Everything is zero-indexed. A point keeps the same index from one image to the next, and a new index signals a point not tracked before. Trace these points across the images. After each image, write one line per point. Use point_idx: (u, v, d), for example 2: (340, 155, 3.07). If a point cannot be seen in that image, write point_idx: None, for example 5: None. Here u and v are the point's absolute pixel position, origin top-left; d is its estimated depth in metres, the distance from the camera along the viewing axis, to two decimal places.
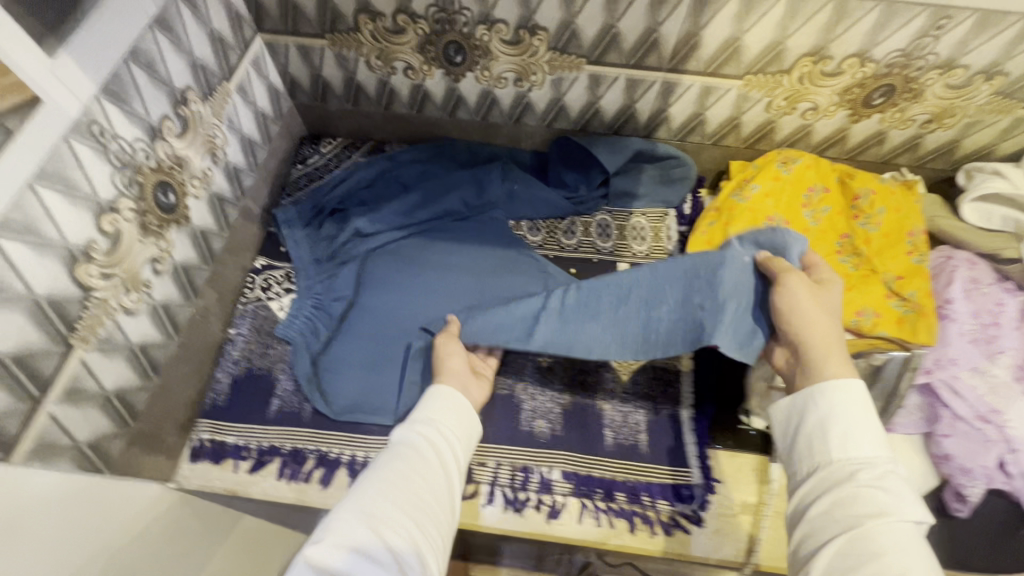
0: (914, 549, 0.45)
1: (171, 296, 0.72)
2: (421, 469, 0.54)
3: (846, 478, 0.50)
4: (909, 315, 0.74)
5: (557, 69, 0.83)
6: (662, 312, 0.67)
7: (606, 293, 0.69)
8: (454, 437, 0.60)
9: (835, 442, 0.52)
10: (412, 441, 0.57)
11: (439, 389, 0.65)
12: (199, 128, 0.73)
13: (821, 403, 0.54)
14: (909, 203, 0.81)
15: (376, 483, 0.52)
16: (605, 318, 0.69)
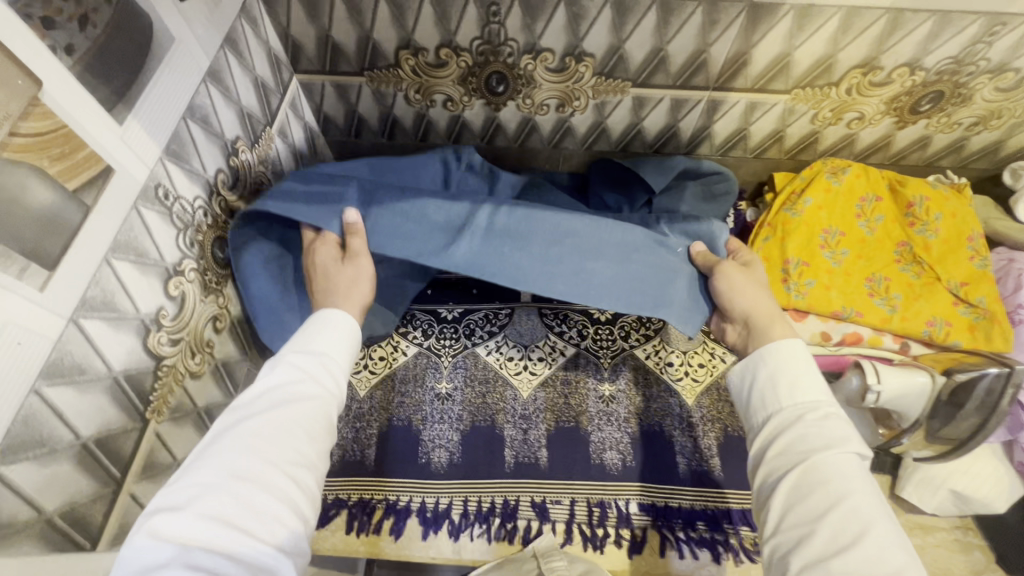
0: (859, 478, 0.46)
1: (230, 352, 0.69)
2: (294, 410, 0.47)
3: (796, 419, 0.51)
4: (980, 321, 0.73)
5: (601, 93, 0.82)
6: (598, 264, 0.65)
7: (541, 229, 0.65)
8: (338, 371, 0.53)
9: (784, 388, 0.53)
10: (287, 377, 0.49)
11: (327, 314, 0.56)
12: (248, 178, 0.71)
13: (768, 358, 0.55)
14: (965, 207, 0.80)
15: (239, 432, 0.44)
16: (540, 250, 0.65)
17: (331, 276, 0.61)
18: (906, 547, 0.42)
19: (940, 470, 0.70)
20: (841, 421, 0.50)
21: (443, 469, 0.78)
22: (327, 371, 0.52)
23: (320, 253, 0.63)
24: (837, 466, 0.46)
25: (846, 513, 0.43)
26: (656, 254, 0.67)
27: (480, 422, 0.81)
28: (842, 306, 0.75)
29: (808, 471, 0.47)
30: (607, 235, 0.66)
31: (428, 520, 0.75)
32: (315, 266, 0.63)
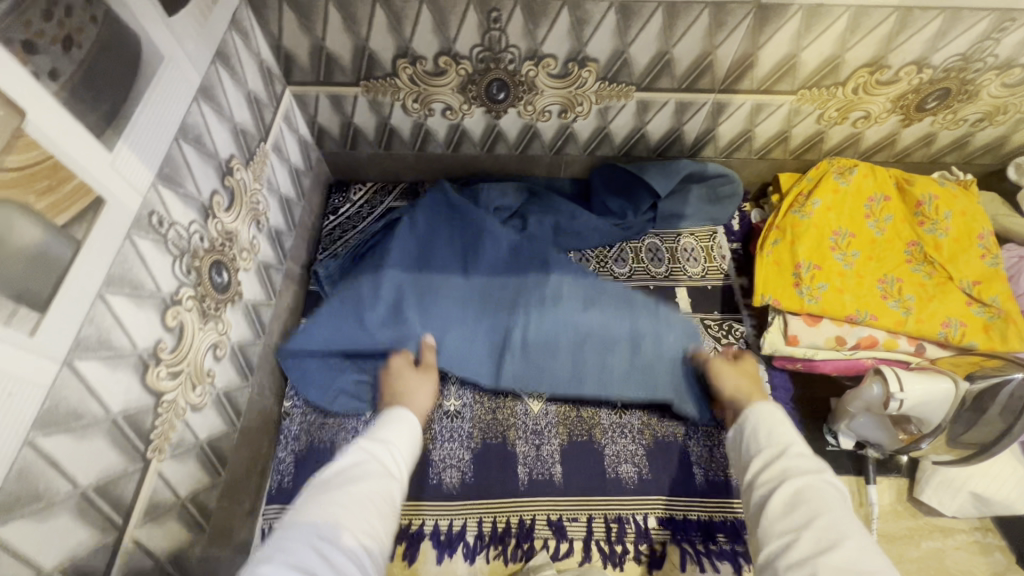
0: (841, 509, 0.44)
1: (232, 379, 0.67)
2: (368, 487, 0.49)
3: (776, 454, 0.51)
4: (994, 321, 0.73)
5: (605, 99, 0.80)
6: (613, 364, 0.80)
7: (566, 339, 0.79)
8: (402, 456, 0.56)
9: (761, 430, 0.54)
10: (360, 458, 0.52)
11: (393, 412, 0.61)
12: (244, 197, 0.68)
13: (751, 411, 0.56)
14: (973, 204, 0.80)
15: (323, 501, 0.47)
16: (567, 358, 0.79)
17: (403, 388, 0.71)
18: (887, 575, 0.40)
19: (959, 472, 0.70)
20: (817, 459, 0.50)
21: (455, 490, 0.76)
22: (395, 456, 0.55)
23: (395, 364, 0.74)
24: (816, 494, 0.45)
25: (830, 540, 0.41)
26: (655, 347, 0.80)
27: (491, 439, 0.79)
28: (856, 310, 0.74)
29: (788, 499, 0.46)
30: (613, 337, 0.80)
31: (442, 543, 0.73)
32: (391, 372, 0.74)
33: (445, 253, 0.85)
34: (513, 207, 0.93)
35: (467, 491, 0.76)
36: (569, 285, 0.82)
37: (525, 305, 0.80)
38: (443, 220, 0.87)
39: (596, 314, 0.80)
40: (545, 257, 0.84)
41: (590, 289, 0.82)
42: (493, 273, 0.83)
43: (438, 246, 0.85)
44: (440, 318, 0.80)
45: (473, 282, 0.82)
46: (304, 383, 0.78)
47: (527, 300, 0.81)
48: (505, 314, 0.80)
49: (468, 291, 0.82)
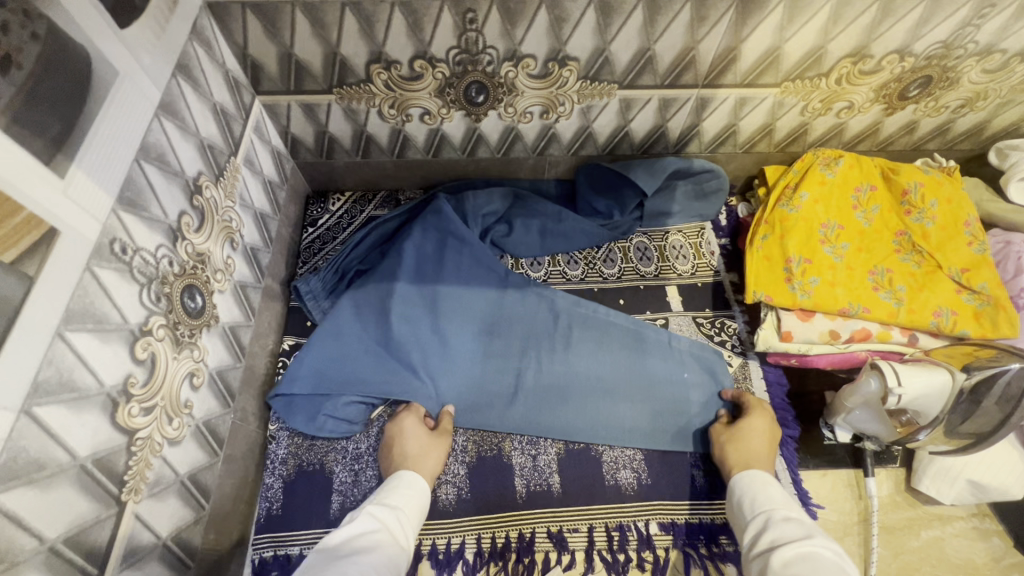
0: (832, 564, 0.51)
1: (212, 409, 0.63)
2: (375, 551, 0.56)
3: (764, 526, 0.59)
4: (985, 308, 0.73)
5: (587, 97, 0.78)
6: (625, 407, 0.80)
7: (574, 383, 0.82)
8: (409, 528, 0.63)
9: (748, 504, 0.63)
10: (371, 525, 0.60)
11: (399, 476, 0.68)
12: (215, 216, 0.65)
13: (739, 482, 0.67)
14: (958, 191, 0.79)
15: (335, 561, 0.53)
16: (579, 398, 0.81)
17: (414, 449, 0.72)
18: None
19: (956, 461, 0.70)
20: (802, 522, 0.58)
21: (451, 506, 0.74)
22: (401, 526, 0.62)
23: (405, 425, 0.74)
24: (805, 557, 0.52)
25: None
26: (669, 390, 0.81)
27: (487, 451, 0.77)
28: (848, 303, 0.73)
29: (783, 565, 0.52)
30: (624, 382, 0.82)
31: (439, 562, 0.71)
32: (398, 434, 0.73)
33: (449, 282, 0.86)
34: (500, 212, 0.92)
35: (465, 509, 0.73)
36: (580, 329, 0.85)
37: (536, 351, 0.84)
38: (444, 245, 0.88)
39: (602, 358, 0.83)
40: (553, 303, 0.87)
41: (600, 332, 0.85)
42: (500, 318, 0.86)
43: (444, 277, 0.86)
44: (449, 358, 0.82)
45: (480, 324, 0.85)
46: (291, 411, 0.76)
47: (538, 347, 0.84)
48: (514, 359, 0.83)
49: (476, 334, 0.84)
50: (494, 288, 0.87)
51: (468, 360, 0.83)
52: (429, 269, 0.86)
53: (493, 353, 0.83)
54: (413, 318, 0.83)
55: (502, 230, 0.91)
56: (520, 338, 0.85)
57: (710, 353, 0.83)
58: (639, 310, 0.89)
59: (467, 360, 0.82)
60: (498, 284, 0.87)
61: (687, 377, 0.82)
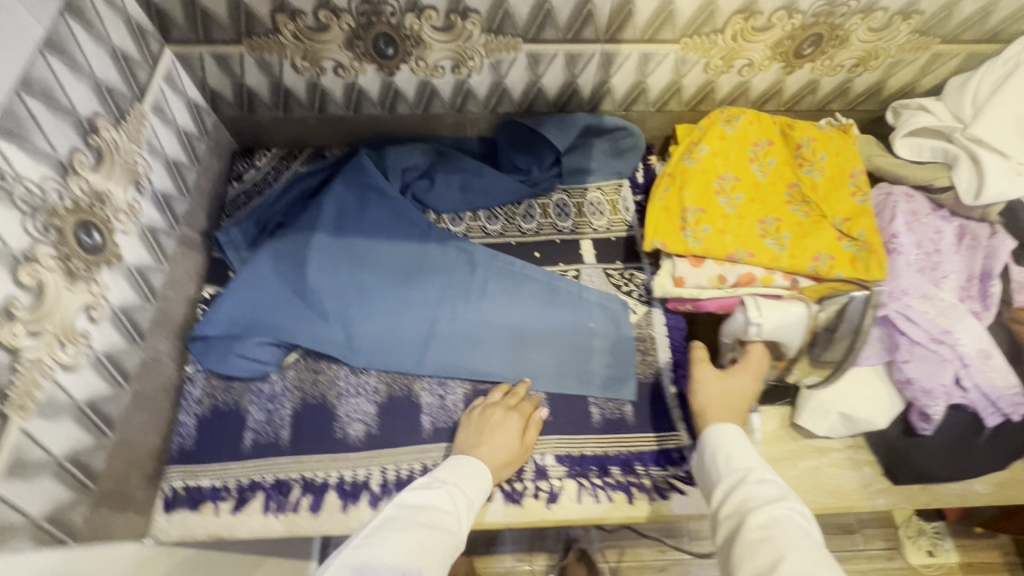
0: (802, 529, 0.53)
1: (115, 342, 0.66)
2: (443, 531, 0.59)
3: (738, 483, 0.60)
4: (860, 253, 0.77)
5: (494, 52, 0.81)
6: (532, 353, 0.85)
7: (486, 330, 0.86)
8: (473, 507, 0.65)
9: (722, 461, 0.63)
10: (442, 503, 0.63)
11: (477, 467, 0.69)
12: (117, 157, 0.66)
13: (712, 435, 0.66)
14: (847, 146, 0.84)
15: (411, 526, 0.58)
16: (490, 345, 0.85)
17: (501, 457, 0.72)
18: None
19: (830, 393, 0.76)
20: (776, 483, 0.59)
21: (359, 442, 0.78)
22: (467, 508, 0.64)
23: (510, 426, 0.74)
24: (777, 520, 0.53)
25: (795, 566, 0.49)
26: (574, 337, 0.86)
27: (397, 391, 0.81)
28: (735, 249, 0.78)
29: (758, 528, 0.54)
30: (536, 330, 0.86)
31: (347, 493, 0.75)
32: (500, 426, 0.74)
33: (368, 233, 0.89)
34: (422, 167, 0.95)
35: (371, 445, 0.77)
36: (496, 280, 0.89)
37: (452, 301, 0.88)
38: (363, 197, 0.91)
39: (515, 308, 0.88)
40: (472, 256, 0.91)
41: (514, 284, 0.89)
42: (420, 269, 0.89)
43: (364, 229, 0.89)
44: (366, 307, 0.85)
45: (400, 275, 0.88)
46: (207, 353, 0.79)
47: (454, 298, 0.88)
48: (431, 308, 0.87)
49: (395, 284, 0.87)
50: (416, 242, 0.91)
51: (385, 309, 0.86)
52: (348, 221, 0.89)
53: (410, 302, 0.87)
54: (331, 269, 0.86)
55: (424, 185, 0.94)
56: (437, 288, 0.88)
57: (614, 298, 0.88)
58: (554, 263, 0.93)
59: (382, 307, 0.86)
60: (419, 238, 0.91)
61: (593, 326, 0.87)
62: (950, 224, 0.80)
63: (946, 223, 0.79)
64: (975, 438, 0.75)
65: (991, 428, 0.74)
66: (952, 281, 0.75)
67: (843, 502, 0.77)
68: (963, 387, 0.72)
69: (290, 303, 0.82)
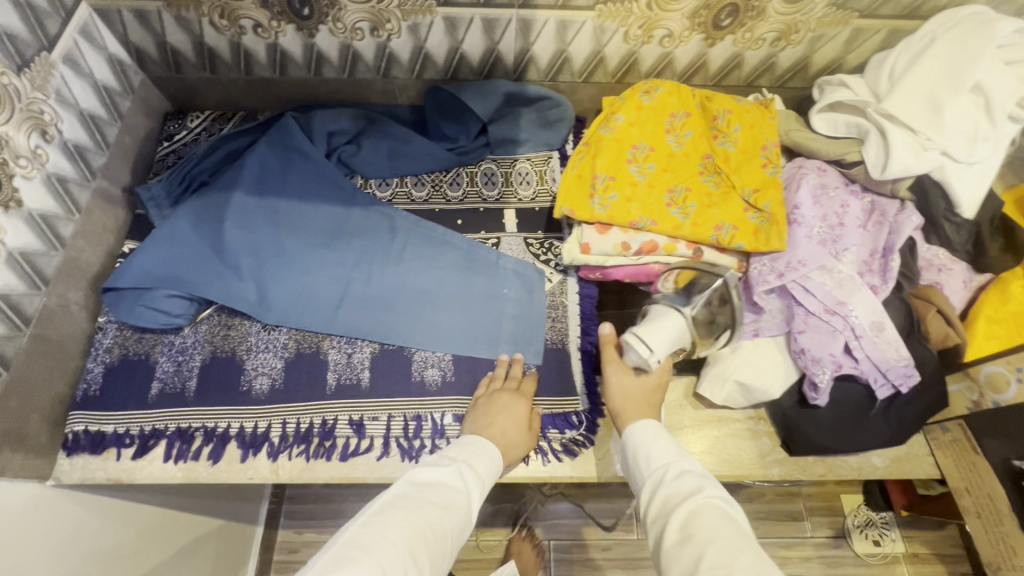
0: (724, 516, 0.53)
1: (13, 285, 0.68)
2: (451, 513, 0.57)
3: (659, 482, 0.60)
4: (764, 225, 0.77)
5: (410, 14, 0.81)
6: (444, 316, 0.85)
7: (400, 294, 0.87)
8: (484, 487, 0.64)
9: (644, 460, 0.63)
10: (454, 482, 0.60)
11: (484, 445, 0.67)
12: (17, 103, 0.68)
13: (630, 438, 0.66)
14: (763, 118, 0.84)
15: (422, 507, 0.56)
16: (402, 307, 0.86)
17: (508, 437, 0.71)
18: (765, 572, 0.48)
19: (727, 361, 0.77)
20: (698, 475, 0.59)
21: (264, 394, 0.79)
22: (479, 488, 0.62)
23: (518, 408, 0.74)
24: (695, 515, 0.54)
25: (714, 560, 0.50)
26: (489, 303, 0.87)
27: (305, 348, 0.82)
28: (639, 216, 0.78)
29: (679, 529, 0.54)
30: (450, 294, 0.87)
31: (247, 444, 0.77)
32: (507, 408, 0.73)
33: (289, 195, 0.90)
34: (349, 132, 0.96)
35: (274, 399, 0.79)
36: (414, 245, 0.90)
37: (370, 264, 0.89)
38: (287, 159, 0.92)
39: (432, 273, 0.89)
40: (393, 222, 0.91)
41: (433, 249, 0.90)
42: (341, 231, 0.90)
43: (286, 191, 0.90)
44: (282, 266, 0.86)
45: (319, 236, 0.89)
46: (117, 305, 0.81)
47: (371, 261, 0.89)
48: (348, 271, 0.88)
49: (313, 246, 0.88)
50: (339, 205, 0.91)
51: (301, 269, 0.87)
52: (270, 182, 0.90)
53: (326, 263, 0.88)
54: (249, 228, 0.87)
55: (351, 149, 0.95)
56: (355, 251, 0.89)
57: (530, 266, 0.89)
58: (475, 230, 0.93)
59: (297, 267, 0.87)
60: (342, 201, 0.92)
61: (508, 292, 0.87)
62: (858, 198, 0.79)
63: (854, 198, 0.79)
64: (870, 409, 0.75)
65: (883, 401, 0.75)
66: (852, 253, 0.76)
67: (739, 470, 0.78)
68: (854, 358, 0.73)
69: (203, 259, 0.83)
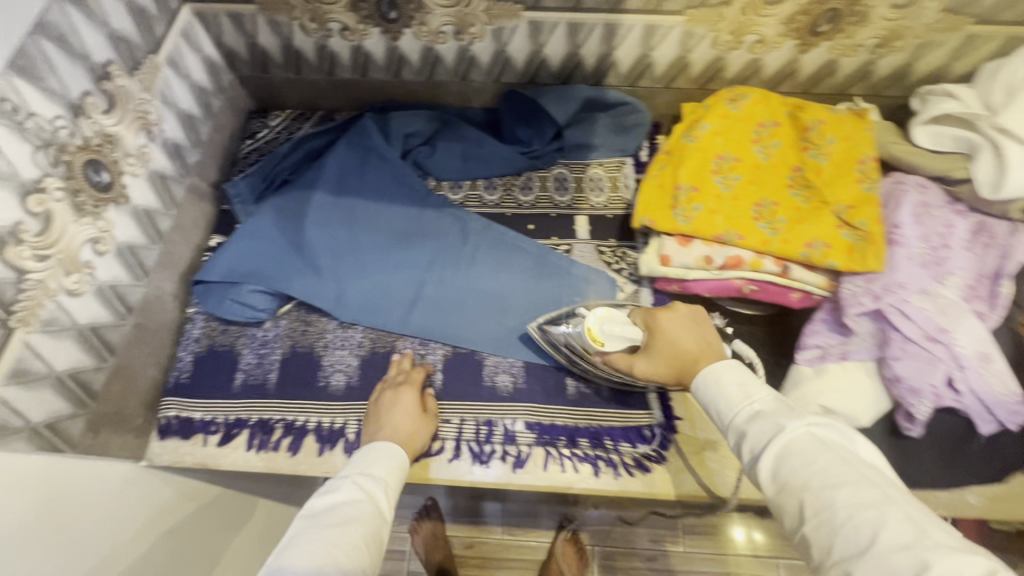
0: (814, 448, 0.50)
1: (119, 276, 0.72)
2: (359, 522, 0.55)
3: (738, 434, 0.55)
4: (859, 243, 0.73)
5: (496, 18, 0.81)
6: (514, 322, 0.85)
7: (471, 297, 0.87)
8: (391, 490, 0.62)
9: (718, 413, 0.59)
10: (353, 496, 0.58)
11: (382, 446, 0.66)
12: (129, 104, 0.71)
13: (700, 396, 0.61)
14: (860, 130, 0.80)
15: (320, 532, 0.52)
16: (474, 311, 0.86)
17: (406, 426, 0.72)
18: (873, 496, 0.45)
19: (814, 383, 0.73)
20: (772, 409, 0.54)
21: (342, 390, 0.81)
22: (383, 492, 0.61)
23: (404, 400, 0.74)
24: (786, 459, 0.50)
25: (818, 500, 0.46)
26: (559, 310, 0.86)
27: (380, 348, 0.84)
28: (724, 230, 0.76)
29: (773, 478, 0.51)
30: (521, 299, 0.87)
31: (324, 439, 0.79)
32: (394, 404, 0.74)
33: (366, 195, 0.92)
34: (425, 134, 0.97)
35: (352, 395, 0.81)
36: (487, 248, 0.90)
37: (443, 266, 0.89)
38: (366, 159, 0.93)
39: (503, 277, 0.89)
40: (466, 224, 0.92)
41: (506, 253, 0.90)
42: (414, 231, 0.91)
43: (364, 191, 0.92)
44: (358, 265, 0.87)
45: (392, 236, 0.90)
46: (206, 297, 0.84)
47: (444, 262, 0.89)
48: (421, 272, 0.89)
49: (388, 246, 0.90)
50: (413, 206, 0.93)
51: (376, 268, 0.88)
52: (350, 181, 0.92)
53: (400, 262, 0.89)
54: (329, 226, 0.89)
55: (426, 151, 0.96)
56: (429, 252, 0.90)
57: (603, 275, 0.87)
58: (546, 236, 0.92)
59: (372, 266, 0.88)
60: (417, 202, 0.93)
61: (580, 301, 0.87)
62: (964, 219, 0.74)
63: (960, 218, 0.74)
64: (971, 441, 0.71)
65: (986, 436, 0.71)
66: (957, 278, 0.71)
67: None
68: (956, 390, 0.68)
69: (285, 257, 0.86)
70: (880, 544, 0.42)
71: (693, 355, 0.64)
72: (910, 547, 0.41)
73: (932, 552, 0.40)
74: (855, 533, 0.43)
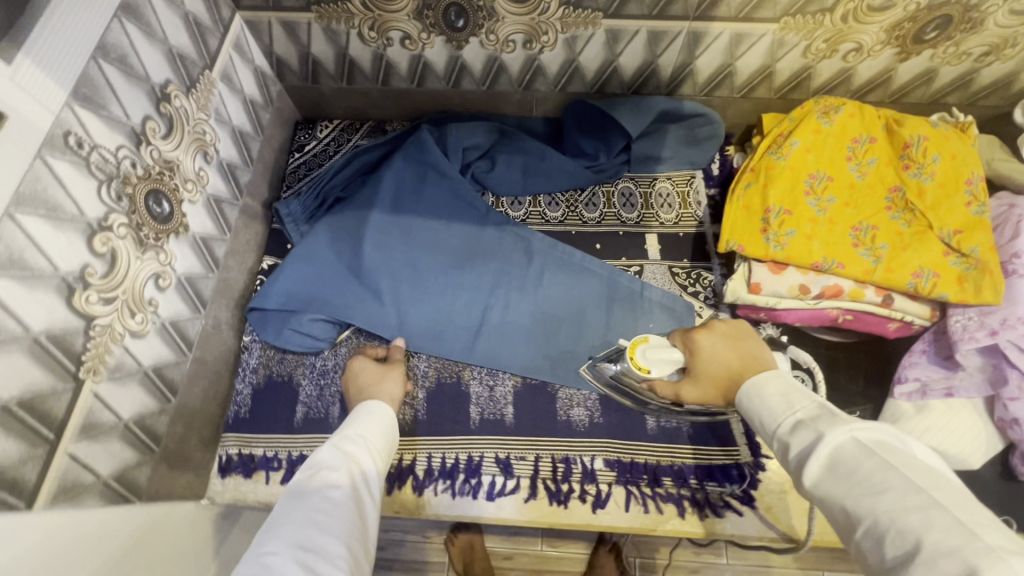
0: (859, 455, 0.44)
1: (180, 311, 0.68)
2: (337, 485, 0.50)
3: (781, 444, 0.51)
4: (970, 272, 0.67)
5: (570, 27, 0.75)
6: (585, 349, 0.81)
7: (539, 322, 0.83)
8: (376, 450, 0.58)
9: (763, 424, 0.55)
10: (332, 458, 0.53)
11: (355, 411, 0.63)
12: (186, 126, 0.66)
13: (745, 409, 0.58)
14: (967, 147, 0.73)
15: (299, 502, 0.48)
16: (543, 338, 0.82)
17: (368, 380, 0.72)
18: (922, 502, 0.39)
19: (919, 421, 0.70)
20: (813, 416, 0.50)
21: (410, 424, 0.77)
22: (366, 450, 0.56)
23: (357, 364, 0.75)
24: (827, 468, 0.45)
25: (861, 508, 0.42)
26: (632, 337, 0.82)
27: (446, 379, 0.80)
28: (822, 257, 0.70)
29: (815, 487, 0.46)
30: (590, 324, 0.83)
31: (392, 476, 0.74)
32: (351, 374, 0.74)
33: (423, 214, 0.87)
34: (483, 147, 0.91)
35: (421, 430, 0.77)
36: (554, 270, 0.86)
37: (507, 289, 0.85)
38: (423, 176, 0.88)
39: (571, 301, 0.84)
40: (529, 243, 0.87)
41: (573, 275, 0.85)
42: (475, 251, 0.86)
43: (421, 209, 0.87)
44: (419, 290, 0.83)
45: (453, 258, 0.85)
46: (264, 325, 0.80)
47: (508, 285, 0.85)
48: (485, 296, 0.84)
49: (449, 268, 0.84)
50: (473, 225, 0.87)
51: (438, 292, 0.83)
52: (407, 200, 0.87)
53: (462, 286, 0.84)
54: (386, 247, 0.84)
55: (484, 165, 0.91)
56: (491, 273, 0.85)
57: (679, 300, 0.83)
58: (615, 256, 0.87)
59: (433, 290, 0.83)
60: (476, 220, 0.88)
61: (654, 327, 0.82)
62: None
63: None
64: None
65: None
66: None
67: None
68: None
69: (343, 283, 0.81)
70: (926, 549, 0.37)
71: (733, 369, 0.62)
72: (957, 553, 0.36)
73: (981, 558, 0.35)
74: (898, 539, 0.39)
